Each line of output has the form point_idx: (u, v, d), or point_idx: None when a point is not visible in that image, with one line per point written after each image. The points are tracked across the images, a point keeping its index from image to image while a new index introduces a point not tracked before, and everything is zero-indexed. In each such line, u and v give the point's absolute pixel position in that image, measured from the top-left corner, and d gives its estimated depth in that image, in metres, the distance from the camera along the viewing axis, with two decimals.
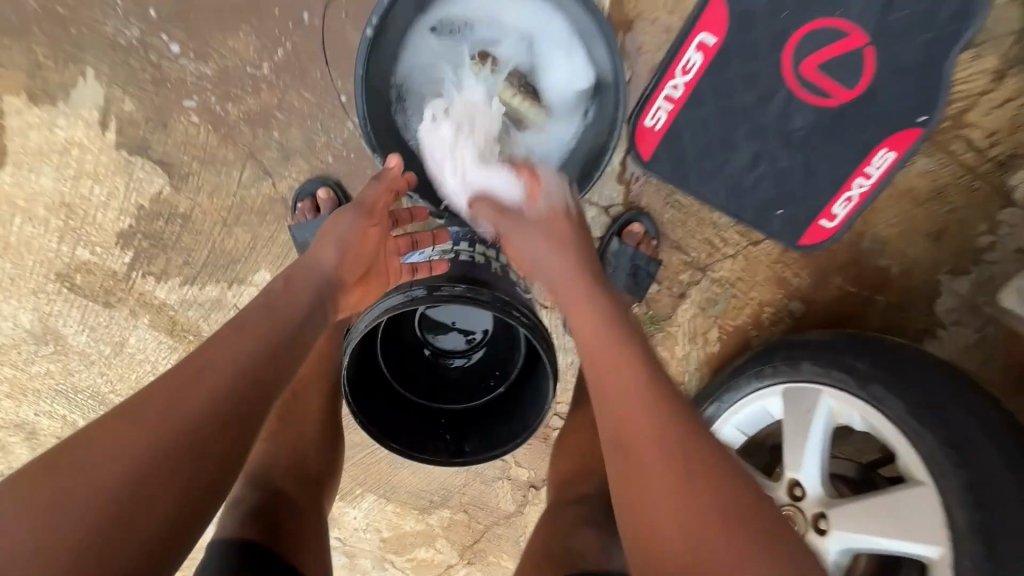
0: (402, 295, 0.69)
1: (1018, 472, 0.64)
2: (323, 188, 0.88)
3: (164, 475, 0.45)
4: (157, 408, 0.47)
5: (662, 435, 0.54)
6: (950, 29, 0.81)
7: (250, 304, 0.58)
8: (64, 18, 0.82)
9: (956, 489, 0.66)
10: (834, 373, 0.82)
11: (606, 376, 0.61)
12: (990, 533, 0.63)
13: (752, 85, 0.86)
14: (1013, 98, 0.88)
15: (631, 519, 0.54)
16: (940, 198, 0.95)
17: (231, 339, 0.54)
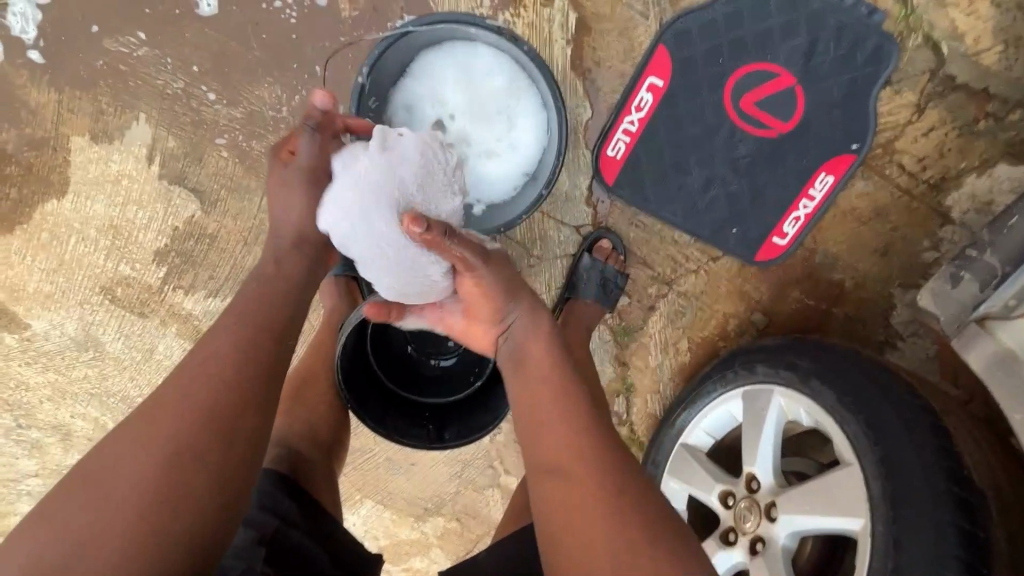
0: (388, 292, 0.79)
1: (922, 450, 0.75)
2: None
3: (172, 504, 0.56)
4: (175, 399, 0.60)
5: (586, 460, 0.65)
6: (869, 68, 0.94)
7: (207, 345, 0.65)
8: (124, 74, 1.00)
9: (871, 461, 0.77)
10: (780, 372, 0.91)
11: (536, 408, 0.70)
12: (898, 501, 0.74)
13: (698, 120, 1.00)
14: (935, 127, 0.99)
15: (562, 537, 0.62)
16: (881, 218, 1.04)
17: (193, 384, 0.62)
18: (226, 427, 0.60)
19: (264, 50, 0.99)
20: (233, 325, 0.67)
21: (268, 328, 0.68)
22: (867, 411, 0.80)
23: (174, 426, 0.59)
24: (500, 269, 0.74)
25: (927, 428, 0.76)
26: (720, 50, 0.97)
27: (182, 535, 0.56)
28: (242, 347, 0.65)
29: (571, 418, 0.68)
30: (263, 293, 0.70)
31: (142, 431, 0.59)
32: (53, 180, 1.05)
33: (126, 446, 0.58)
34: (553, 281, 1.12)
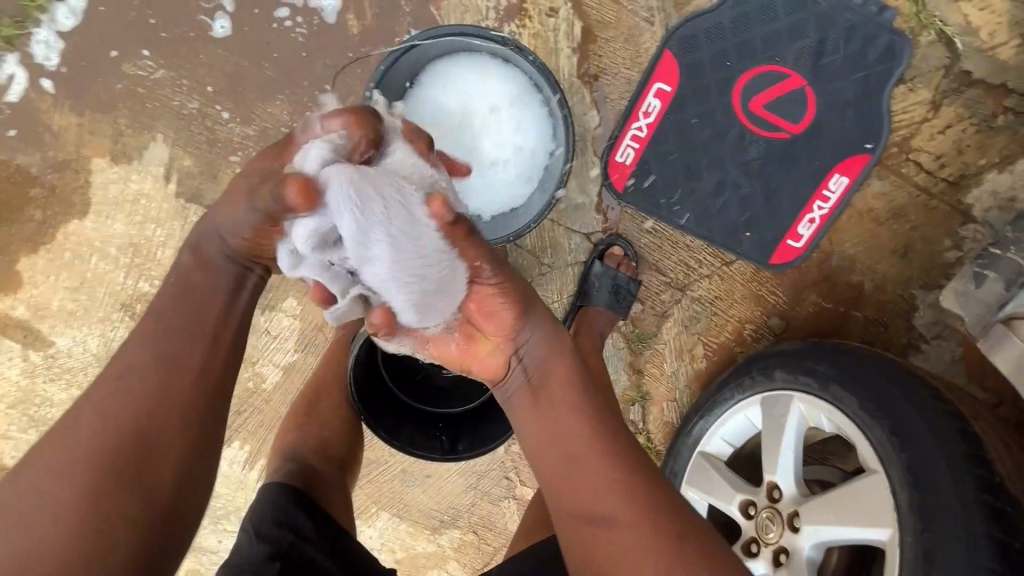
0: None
1: (951, 457, 0.72)
2: None
3: (108, 523, 0.56)
4: (117, 415, 0.60)
5: (616, 489, 0.62)
6: (881, 66, 0.93)
7: (146, 353, 0.62)
8: (143, 96, 1.03)
9: (898, 470, 0.75)
10: (800, 378, 0.89)
11: (555, 437, 0.66)
12: (926, 509, 0.72)
13: (707, 124, 0.99)
14: (952, 124, 0.97)
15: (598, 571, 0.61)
16: (899, 218, 1.01)
17: (133, 396, 0.60)
18: (165, 447, 0.61)
19: (276, 69, 1.00)
20: (171, 333, 0.63)
21: (210, 338, 0.65)
22: (890, 417, 0.78)
23: (115, 428, 0.59)
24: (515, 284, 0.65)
25: (954, 434, 0.74)
26: (727, 53, 0.96)
27: (119, 542, 0.57)
28: (182, 346, 0.63)
29: (598, 451, 0.64)
30: (201, 290, 0.66)
31: (77, 444, 0.58)
32: (75, 200, 1.08)
33: (60, 449, 0.58)
34: (563, 291, 1.12)
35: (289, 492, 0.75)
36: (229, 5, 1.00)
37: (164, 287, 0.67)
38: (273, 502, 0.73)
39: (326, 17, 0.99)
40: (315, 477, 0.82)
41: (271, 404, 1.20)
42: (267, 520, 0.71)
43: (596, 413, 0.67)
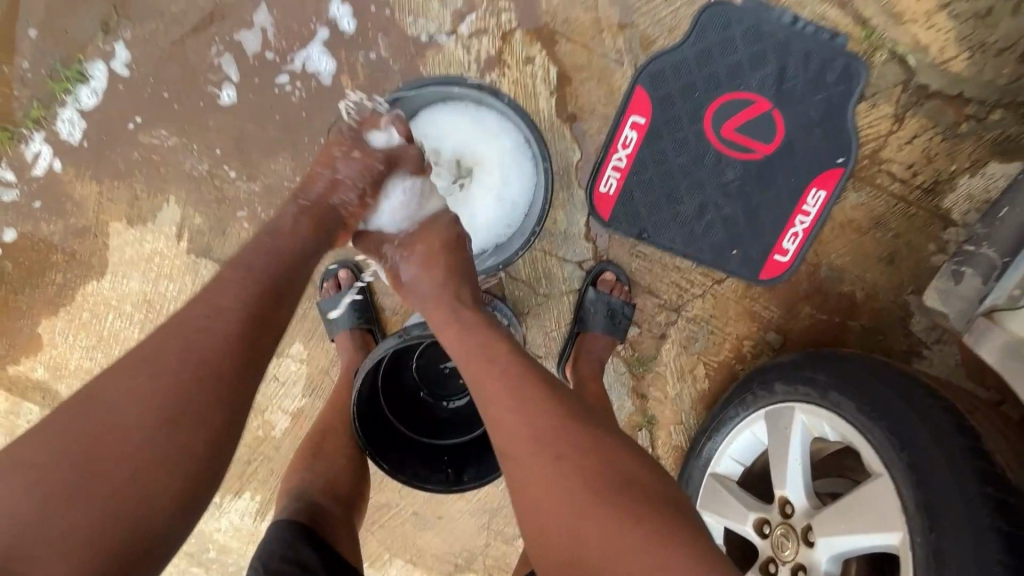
0: (397, 336, 0.85)
1: (949, 453, 0.72)
2: (343, 269, 1.13)
3: (156, 471, 0.56)
4: (182, 358, 0.60)
5: (536, 437, 0.66)
6: (842, 85, 0.99)
7: (215, 302, 0.65)
8: (156, 162, 1.09)
9: (901, 471, 0.74)
10: (800, 390, 0.90)
11: (485, 386, 0.72)
12: (933, 510, 0.71)
13: (685, 151, 1.04)
14: (917, 134, 1.01)
15: (521, 507, 0.66)
16: (881, 226, 1.04)
17: (196, 343, 0.61)
18: (218, 400, 0.60)
19: (278, 128, 1.06)
20: (244, 287, 0.67)
21: (272, 293, 0.69)
22: (888, 417, 0.78)
23: (160, 389, 0.58)
24: (419, 272, 0.84)
25: (951, 430, 0.73)
26: (697, 86, 1.02)
27: (147, 506, 0.55)
28: (242, 316, 0.65)
29: (522, 401, 0.69)
30: (281, 251, 0.74)
31: (143, 382, 0.58)
32: (94, 262, 1.15)
33: (106, 400, 0.57)
34: (561, 317, 1.14)
35: (300, 530, 0.76)
36: (234, 75, 1.04)
37: (238, 253, 0.72)
38: (286, 539, 0.74)
39: (323, 79, 1.04)
40: (320, 515, 0.82)
41: (282, 450, 1.22)
42: (277, 557, 0.72)
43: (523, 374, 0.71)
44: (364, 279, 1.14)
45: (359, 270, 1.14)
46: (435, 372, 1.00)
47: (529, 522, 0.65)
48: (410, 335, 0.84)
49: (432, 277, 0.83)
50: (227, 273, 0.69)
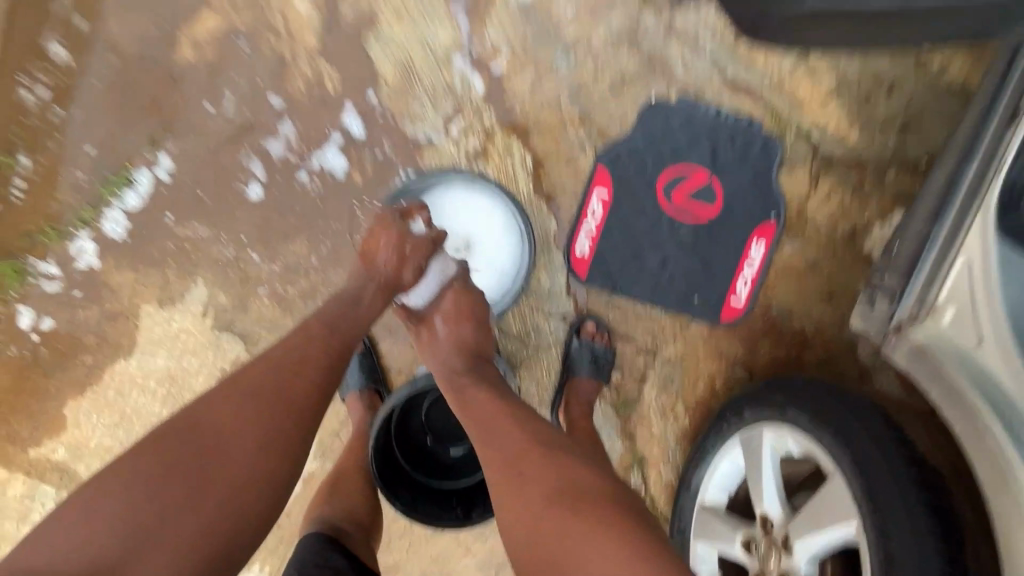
0: (408, 386, 0.98)
1: (880, 445, 0.85)
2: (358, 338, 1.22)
3: (248, 489, 0.71)
4: (275, 399, 0.77)
5: (512, 450, 0.80)
6: (763, 158, 1.21)
7: (299, 355, 0.82)
8: (185, 250, 1.24)
9: (848, 467, 0.86)
10: (765, 411, 1.02)
11: (477, 418, 0.87)
12: (874, 496, 0.82)
13: (644, 216, 1.24)
14: (832, 192, 1.22)
15: (501, 516, 0.77)
16: (816, 269, 1.23)
17: (285, 387, 0.78)
18: (297, 435, 0.76)
19: (297, 215, 1.23)
20: (320, 344, 0.86)
21: (341, 351, 0.88)
22: (833, 423, 0.91)
23: (258, 422, 0.74)
24: (445, 339, 1.00)
25: (884, 430, 0.87)
26: (646, 165, 1.23)
27: (239, 517, 0.69)
28: (321, 368, 0.83)
29: (507, 425, 0.83)
30: (350, 316, 0.93)
31: (245, 415, 0.74)
32: (124, 343, 1.26)
33: (214, 428, 0.72)
34: (551, 366, 1.28)
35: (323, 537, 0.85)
36: (261, 173, 1.22)
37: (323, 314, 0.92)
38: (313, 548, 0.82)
39: (336, 174, 1.22)
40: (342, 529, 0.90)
41: (293, 515, 1.27)
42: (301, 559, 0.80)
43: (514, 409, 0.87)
44: (375, 347, 1.24)
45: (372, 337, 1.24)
46: (440, 421, 1.08)
47: (505, 528, 0.76)
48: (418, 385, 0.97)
49: (458, 344, 0.99)
50: (308, 330, 0.87)
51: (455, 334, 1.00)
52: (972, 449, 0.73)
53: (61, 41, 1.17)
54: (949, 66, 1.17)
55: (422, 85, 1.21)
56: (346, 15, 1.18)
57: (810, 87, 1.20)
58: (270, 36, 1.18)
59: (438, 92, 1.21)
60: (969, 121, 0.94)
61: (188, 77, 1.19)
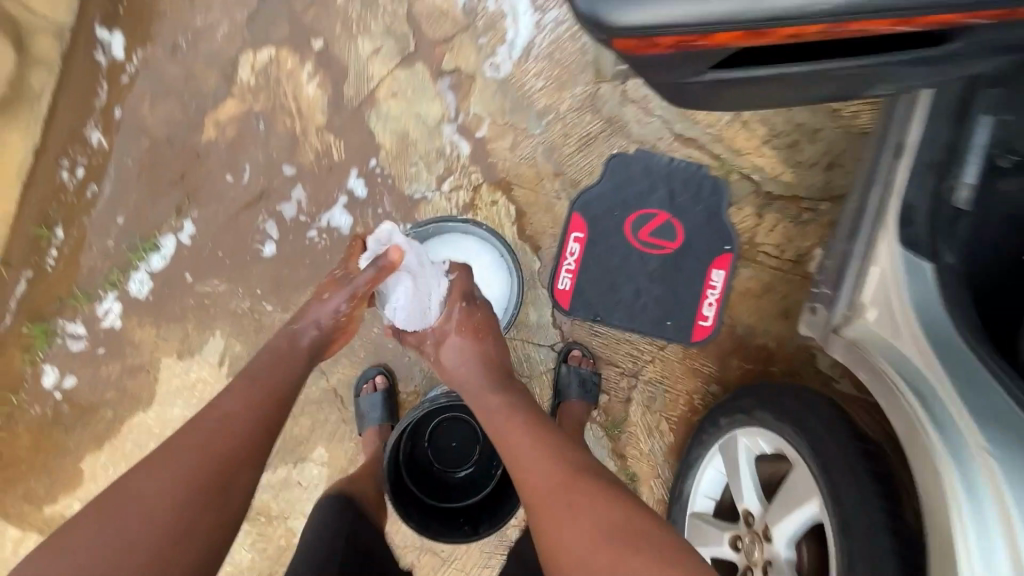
0: (419, 407, 1.11)
1: (831, 429, 0.95)
2: (380, 374, 1.32)
3: (184, 525, 0.71)
4: (208, 437, 0.79)
5: (552, 479, 0.82)
6: (714, 197, 1.40)
7: (230, 399, 0.85)
8: (204, 305, 1.36)
9: (805, 450, 0.97)
10: (736, 415, 1.16)
11: (510, 449, 0.90)
12: (829, 471, 0.92)
13: (616, 254, 1.40)
14: (777, 223, 1.40)
15: (545, 549, 0.78)
16: (771, 291, 1.39)
17: (216, 427, 0.81)
18: (232, 468, 0.78)
19: (308, 268, 1.36)
20: (252, 386, 0.88)
21: (276, 388, 0.90)
22: (791, 415, 1.02)
23: (192, 461, 0.76)
24: (465, 354, 1.07)
25: (834, 415, 0.98)
26: (615, 209, 1.40)
27: (176, 553, 0.70)
28: (253, 404, 0.85)
29: (542, 454, 0.86)
30: (285, 361, 0.95)
31: (178, 457, 0.76)
32: (143, 396, 1.34)
33: (147, 474, 0.74)
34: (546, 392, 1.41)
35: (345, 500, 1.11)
36: (274, 234, 1.36)
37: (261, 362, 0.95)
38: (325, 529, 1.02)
39: (342, 230, 1.36)
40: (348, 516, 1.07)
41: None
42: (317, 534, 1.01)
43: (541, 434, 0.90)
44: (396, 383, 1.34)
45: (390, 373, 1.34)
46: (444, 446, 1.20)
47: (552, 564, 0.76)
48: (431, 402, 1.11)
49: (478, 355, 1.07)
50: (239, 378, 0.90)
51: (468, 342, 1.08)
52: (911, 448, 0.80)
53: (99, 128, 1.34)
54: (861, 111, 1.33)
55: (418, 152, 1.38)
56: (349, 96, 1.36)
57: (746, 137, 1.39)
58: (283, 115, 1.35)
59: (432, 157, 1.38)
60: (870, 153, 1.11)
61: (211, 154, 1.35)
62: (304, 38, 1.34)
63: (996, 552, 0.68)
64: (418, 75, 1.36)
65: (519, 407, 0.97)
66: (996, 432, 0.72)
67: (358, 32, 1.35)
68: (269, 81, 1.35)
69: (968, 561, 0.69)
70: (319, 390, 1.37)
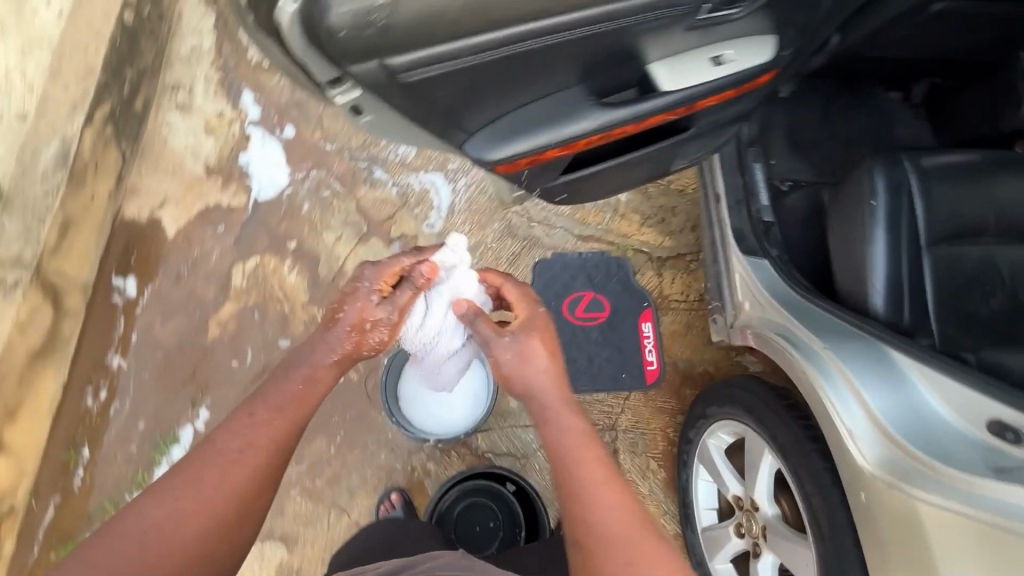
0: (449, 488, 1.46)
1: (754, 391, 1.19)
2: (395, 491, 1.48)
3: (214, 539, 0.79)
4: (234, 459, 0.81)
5: (616, 502, 0.84)
6: (620, 269, 1.75)
7: (255, 411, 0.85)
8: None
9: (744, 416, 1.20)
10: (696, 420, 1.38)
11: (566, 463, 0.87)
12: (766, 423, 1.14)
13: (565, 334, 1.70)
14: (676, 276, 1.80)
15: (580, 557, 0.83)
16: (693, 327, 1.74)
17: (241, 446, 0.82)
18: (256, 489, 0.82)
19: None
20: (274, 394, 0.87)
21: (297, 406, 0.87)
22: (726, 398, 1.27)
23: (218, 483, 0.80)
24: (540, 354, 0.96)
25: (749, 381, 1.23)
26: (551, 301, 1.74)
27: (205, 559, 0.79)
28: (274, 422, 0.85)
29: (611, 477, 0.86)
30: (308, 352, 0.92)
31: (207, 476, 0.80)
32: None
33: (179, 488, 0.79)
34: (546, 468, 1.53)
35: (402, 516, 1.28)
36: None
37: (286, 354, 0.94)
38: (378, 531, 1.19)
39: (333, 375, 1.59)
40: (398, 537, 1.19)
41: None
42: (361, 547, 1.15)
43: (606, 456, 0.89)
44: (411, 496, 1.50)
45: (404, 487, 1.50)
46: (463, 520, 1.45)
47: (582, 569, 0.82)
48: (463, 482, 1.46)
49: (551, 353, 0.97)
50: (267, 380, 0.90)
51: (548, 339, 0.98)
52: (793, 375, 1.07)
53: (118, 354, 1.62)
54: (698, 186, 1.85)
55: None
56: (323, 276, 1.72)
57: (628, 224, 1.83)
58: (274, 304, 1.68)
59: None
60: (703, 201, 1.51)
61: (216, 349, 1.64)
62: (281, 243, 1.72)
63: (855, 412, 0.93)
64: (375, 247, 1.76)
65: (586, 423, 0.92)
66: (837, 344, 0.99)
67: (322, 228, 1.75)
68: (259, 281, 1.69)
69: (840, 421, 0.94)
70: (341, 527, 1.49)
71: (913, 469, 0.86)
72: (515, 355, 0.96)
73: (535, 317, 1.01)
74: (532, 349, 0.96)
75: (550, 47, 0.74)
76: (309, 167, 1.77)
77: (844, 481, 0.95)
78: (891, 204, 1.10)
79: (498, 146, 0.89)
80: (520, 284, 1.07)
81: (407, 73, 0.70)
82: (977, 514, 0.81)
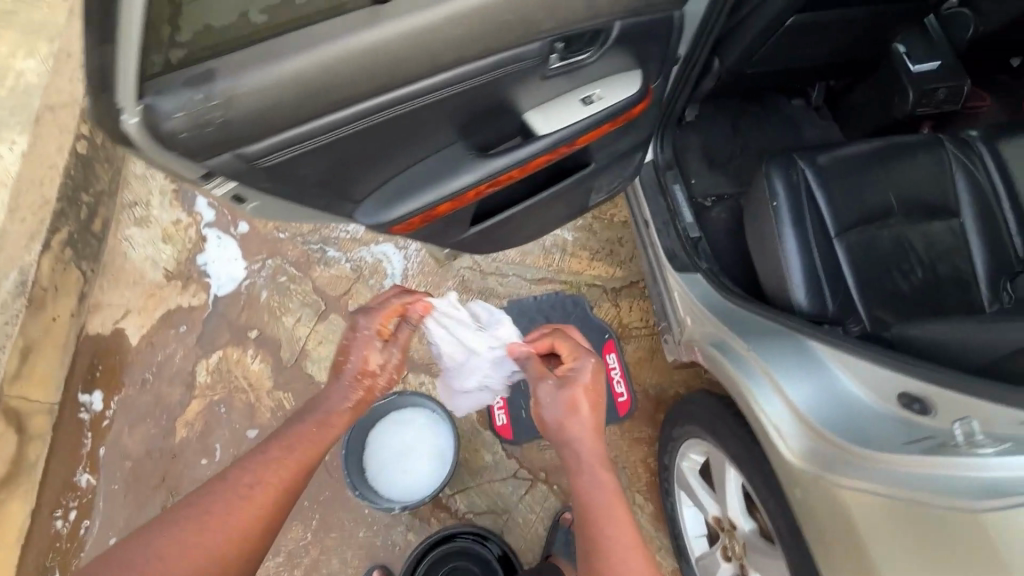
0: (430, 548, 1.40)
1: (705, 405, 1.20)
2: (377, 568, 1.42)
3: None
4: (246, 496, 0.87)
5: (635, 557, 0.85)
6: (576, 306, 1.77)
7: (271, 453, 0.92)
8: None
9: (702, 432, 1.19)
10: (668, 444, 1.36)
11: (593, 514, 0.89)
12: (719, 437, 1.13)
13: None
14: (632, 304, 1.82)
15: None
16: (657, 352, 1.75)
17: (254, 484, 0.88)
18: (260, 531, 0.87)
19: None
20: (294, 437, 0.95)
21: (312, 450, 0.95)
22: (685, 416, 1.26)
23: (226, 520, 0.84)
24: (585, 406, 0.98)
25: (701, 396, 1.23)
26: None
27: None
28: (285, 465, 0.91)
29: (632, 531, 0.87)
30: (327, 398, 1.01)
31: (220, 509, 0.85)
32: None
33: (191, 518, 0.84)
34: (530, 520, 1.50)
35: None
36: None
37: (306, 401, 1.02)
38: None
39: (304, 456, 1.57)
40: None
41: None
42: None
43: (627, 511, 0.90)
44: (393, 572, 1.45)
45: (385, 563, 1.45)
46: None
47: None
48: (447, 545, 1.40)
49: (595, 406, 1.00)
50: (285, 426, 0.98)
51: (596, 392, 1.01)
52: (723, 381, 1.09)
53: (87, 471, 1.60)
54: None
55: None
56: (287, 359, 1.74)
57: (579, 261, 1.87)
58: (239, 395, 1.69)
59: None
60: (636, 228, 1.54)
61: (185, 449, 1.64)
62: (242, 334, 1.76)
63: (775, 407, 0.96)
64: (334, 323, 1.79)
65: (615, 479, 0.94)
66: (756, 347, 1.03)
67: (281, 313, 1.79)
68: (223, 374, 1.71)
69: (764, 419, 0.96)
70: None
71: (835, 458, 0.87)
72: (563, 404, 0.99)
73: (583, 369, 1.02)
74: (579, 401, 0.99)
75: (404, 117, 0.81)
76: (264, 257, 1.84)
77: (781, 480, 0.95)
78: (792, 201, 1.13)
79: (388, 209, 0.96)
80: (571, 337, 1.08)
81: (263, 158, 0.75)
82: (905, 496, 0.78)
